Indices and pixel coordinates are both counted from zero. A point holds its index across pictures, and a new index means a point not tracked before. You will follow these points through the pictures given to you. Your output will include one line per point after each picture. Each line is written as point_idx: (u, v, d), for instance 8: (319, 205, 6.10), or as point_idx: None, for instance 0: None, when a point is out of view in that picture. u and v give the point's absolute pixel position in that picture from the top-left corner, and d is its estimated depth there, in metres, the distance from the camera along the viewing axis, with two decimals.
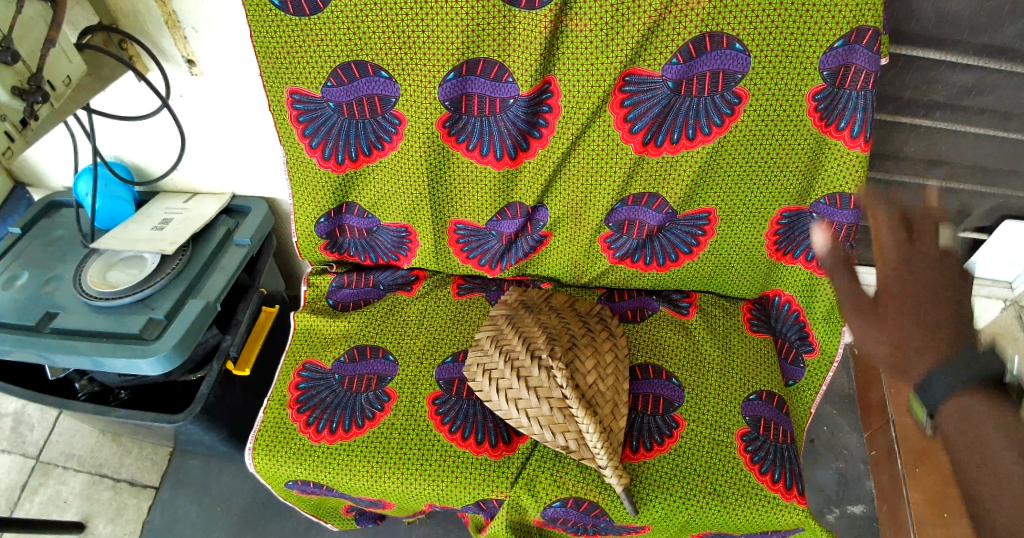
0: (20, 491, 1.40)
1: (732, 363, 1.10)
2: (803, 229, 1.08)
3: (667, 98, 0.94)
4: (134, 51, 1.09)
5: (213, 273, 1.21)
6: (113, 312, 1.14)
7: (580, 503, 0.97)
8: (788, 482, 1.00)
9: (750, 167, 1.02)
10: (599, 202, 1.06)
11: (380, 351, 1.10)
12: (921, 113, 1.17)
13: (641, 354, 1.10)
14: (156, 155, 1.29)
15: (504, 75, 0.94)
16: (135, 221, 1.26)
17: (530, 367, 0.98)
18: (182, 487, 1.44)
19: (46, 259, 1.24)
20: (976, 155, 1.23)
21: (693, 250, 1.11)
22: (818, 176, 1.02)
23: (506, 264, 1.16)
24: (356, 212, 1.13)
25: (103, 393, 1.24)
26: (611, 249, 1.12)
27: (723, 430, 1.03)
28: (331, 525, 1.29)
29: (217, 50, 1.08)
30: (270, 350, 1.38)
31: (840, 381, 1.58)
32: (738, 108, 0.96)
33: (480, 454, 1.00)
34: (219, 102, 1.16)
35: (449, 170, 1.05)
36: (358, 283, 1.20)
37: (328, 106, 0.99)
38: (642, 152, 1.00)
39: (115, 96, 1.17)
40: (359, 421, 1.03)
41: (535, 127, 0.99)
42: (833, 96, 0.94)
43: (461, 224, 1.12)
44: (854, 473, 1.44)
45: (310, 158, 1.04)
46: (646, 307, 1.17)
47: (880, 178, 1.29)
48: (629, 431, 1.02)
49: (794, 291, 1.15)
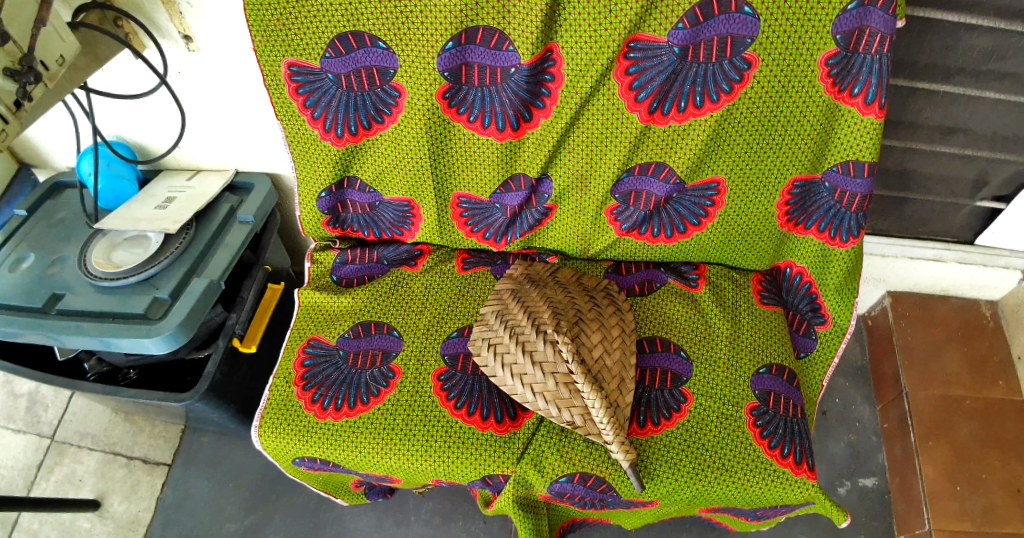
0: (36, 470, 1.42)
1: (742, 336, 1.08)
2: (816, 199, 1.04)
3: (674, 64, 0.91)
4: (130, 27, 1.07)
5: (216, 251, 1.21)
6: (118, 292, 1.14)
7: (586, 478, 0.97)
8: (798, 457, 0.98)
9: (760, 134, 0.99)
10: (603, 173, 1.04)
11: (385, 327, 1.10)
12: (940, 77, 1.12)
13: (649, 327, 1.08)
14: (157, 133, 1.28)
15: (505, 44, 0.91)
16: (138, 200, 1.26)
17: (536, 342, 0.97)
18: (194, 464, 1.46)
19: (52, 240, 1.24)
20: (996, 122, 1.18)
21: (702, 221, 1.09)
22: (830, 144, 0.99)
23: (510, 238, 1.15)
24: (358, 186, 1.12)
25: (112, 372, 1.25)
26: (617, 221, 1.10)
27: (732, 405, 1.01)
28: (341, 499, 1.30)
29: (212, 24, 1.06)
30: (276, 327, 1.38)
31: (852, 353, 1.56)
32: (748, 74, 0.93)
33: (486, 430, 1.00)
34: (217, 79, 1.15)
35: (450, 143, 1.03)
36: (362, 258, 1.19)
37: (327, 77, 0.97)
38: (648, 121, 0.97)
39: (113, 73, 1.16)
40: (365, 398, 1.03)
41: (538, 97, 0.96)
42: (846, 61, 0.90)
43: (465, 197, 1.11)
44: (866, 447, 1.43)
45: (312, 131, 1.03)
46: (655, 280, 1.15)
47: (895, 146, 1.25)
48: (637, 406, 1.01)
49: (806, 261, 1.11)
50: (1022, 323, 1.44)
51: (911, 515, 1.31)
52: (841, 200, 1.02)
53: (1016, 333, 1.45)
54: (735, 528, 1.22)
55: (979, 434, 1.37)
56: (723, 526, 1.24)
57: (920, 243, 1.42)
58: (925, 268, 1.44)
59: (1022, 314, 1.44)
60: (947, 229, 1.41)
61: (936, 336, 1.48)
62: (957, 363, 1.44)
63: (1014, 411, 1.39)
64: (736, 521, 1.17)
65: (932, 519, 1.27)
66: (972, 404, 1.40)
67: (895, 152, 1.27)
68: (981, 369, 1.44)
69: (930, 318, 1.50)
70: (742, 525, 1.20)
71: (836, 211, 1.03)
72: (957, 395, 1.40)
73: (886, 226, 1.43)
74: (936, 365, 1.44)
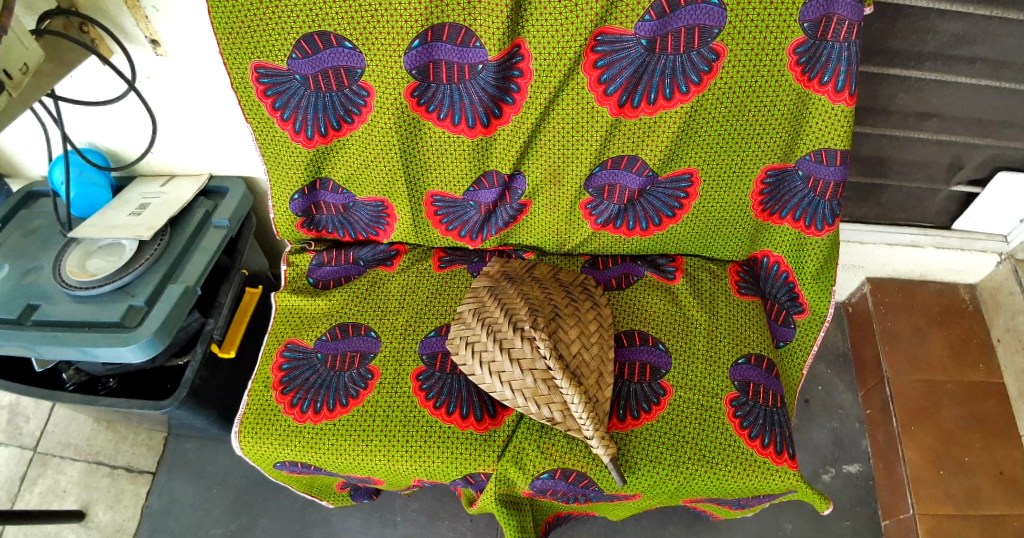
0: (19, 482, 1.40)
1: (719, 327, 1.08)
2: (790, 188, 1.04)
3: (642, 57, 0.91)
4: (96, 33, 1.05)
5: (193, 255, 1.20)
6: (94, 300, 1.13)
7: (568, 474, 0.97)
8: (779, 447, 0.99)
9: (731, 124, 0.99)
10: (575, 168, 1.04)
11: (362, 328, 1.09)
12: (911, 64, 1.13)
13: (627, 321, 1.08)
14: (129, 138, 1.27)
15: (472, 40, 0.91)
16: (112, 207, 1.24)
17: (513, 339, 0.96)
18: (178, 471, 1.45)
19: (26, 249, 1.22)
20: (969, 107, 1.19)
21: (676, 213, 1.09)
22: (802, 133, 0.99)
23: (486, 235, 1.15)
24: (331, 188, 1.11)
25: (91, 382, 1.23)
26: (592, 215, 1.10)
27: (711, 396, 1.01)
28: (326, 501, 1.29)
29: (179, 28, 1.05)
30: (255, 330, 1.37)
31: (834, 340, 1.56)
32: (717, 64, 0.92)
33: (465, 429, 0.99)
34: (187, 83, 1.14)
35: (422, 142, 1.03)
36: (338, 260, 1.18)
37: (295, 78, 0.96)
38: (619, 115, 0.97)
39: (82, 79, 1.14)
40: (343, 401, 1.03)
41: (507, 93, 0.96)
42: (815, 49, 0.90)
43: (438, 196, 1.10)
44: (850, 433, 1.44)
45: (282, 133, 1.02)
46: (632, 274, 1.15)
47: (869, 132, 1.25)
48: (616, 400, 1.01)
49: (783, 251, 1.11)
50: (1001, 305, 1.45)
51: (895, 500, 1.32)
52: (815, 189, 1.02)
53: (996, 315, 1.46)
54: (720, 516, 1.22)
55: (961, 418, 1.38)
56: (708, 513, 1.24)
57: (897, 229, 1.43)
58: (904, 254, 1.44)
59: (1001, 297, 1.45)
60: (924, 214, 1.42)
61: (917, 321, 1.48)
62: (938, 347, 1.45)
63: (995, 393, 1.40)
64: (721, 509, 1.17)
65: (915, 504, 1.28)
66: (954, 387, 1.41)
67: (869, 139, 1.27)
68: (962, 353, 1.45)
69: (910, 303, 1.51)
70: (727, 513, 1.20)
71: (811, 200, 1.03)
72: (938, 379, 1.41)
73: (864, 213, 1.43)
74: (917, 350, 1.45)
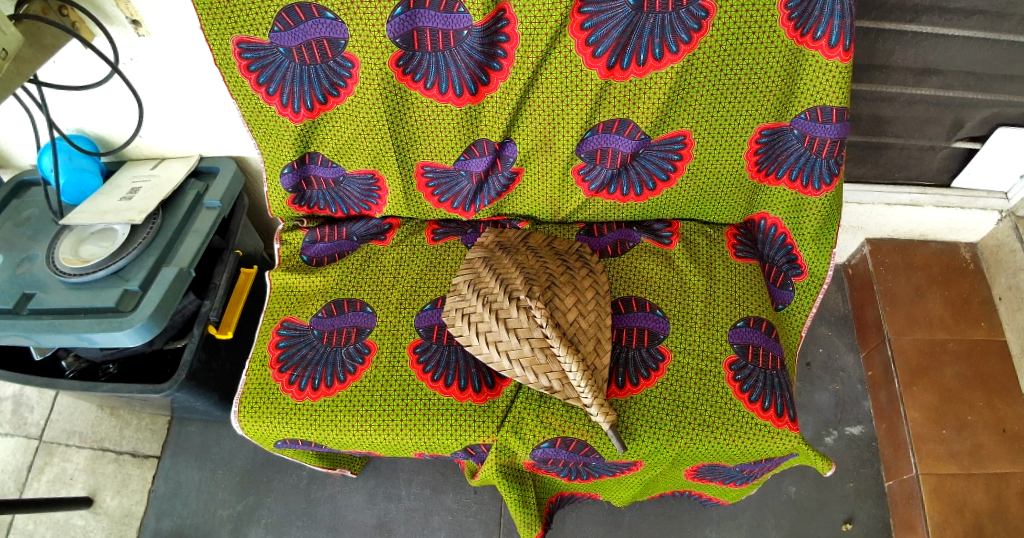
0: (26, 471, 1.41)
1: (718, 290, 1.07)
2: (785, 146, 1.03)
3: (630, 16, 0.89)
4: (76, 16, 1.03)
5: (186, 238, 1.19)
6: (89, 287, 1.12)
7: (568, 442, 0.97)
8: (779, 410, 0.98)
9: (725, 82, 0.97)
10: (568, 132, 1.02)
11: (358, 304, 1.09)
12: (907, 18, 1.10)
13: (625, 288, 1.08)
14: (116, 122, 1.25)
15: (455, 6, 0.89)
16: (103, 193, 1.23)
17: (509, 309, 0.95)
18: (183, 454, 1.46)
19: (19, 239, 1.21)
20: (968, 62, 1.16)
21: (671, 177, 1.08)
22: (797, 89, 0.97)
23: (479, 206, 1.14)
24: (320, 161, 1.10)
25: (92, 368, 1.23)
26: (586, 182, 1.09)
27: (712, 360, 1.01)
28: (347, 470, 1.34)
29: (160, 8, 1.03)
30: (252, 310, 1.37)
31: (834, 302, 1.55)
32: (707, 22, 0.90)
33: (465, 400, 0.99)
34: (171, 64, 1.12)
35: (408, 111, 1.01)
36: (331, 236, 1.18)
37: (278, 51, 0.95)
38: (608, 77, 0.95)
39: (64, 63, 1.13)
40: (341, 377, 1.02)
41: (494, 59, 0.94)
42: (807, 3, 0.88)
43: (429, 166, 1.09)
44: (852, 395, 1.43)
45: (269, 107, 1.01)
46: (628, 240, 1.14)
47: (865, 91, 1.23)
48: (615, 368, 1.01)
49: (780, 212, 1.10)
50: (1002, 263, 1.43)
51: (898, 460, 1.32)
52: (811, 147, 1.00)
53: (997, 273, 1.44)
54: (725, 502, 1.25)
55: (963, 375, 1.37)
56: (712, 499, 1.26)
57: (896, 188, 1.41)
58: (903, 213, 1.43)
59: (1002, 255, 1.43)
60: (923, 172, 1.40)
61: (917, 281, 1.47)
62: (939, 306, 1.44)
63: (997, 351, 1.40)
64: (722, 491, 1.20)
65: (918, 463, 1.28)
66: (955, 347, 1.40)
67: (867, 97, 1.25)
68: (963, 312, 1.44)
69: (910, 263, 1.49)
70: (731, 497, 1.22)
71: (807, 158, 1.01)
72: (939, 339, 1.41)
73: (863, 172, 1.41)
74: (918, 310, 1.43)
